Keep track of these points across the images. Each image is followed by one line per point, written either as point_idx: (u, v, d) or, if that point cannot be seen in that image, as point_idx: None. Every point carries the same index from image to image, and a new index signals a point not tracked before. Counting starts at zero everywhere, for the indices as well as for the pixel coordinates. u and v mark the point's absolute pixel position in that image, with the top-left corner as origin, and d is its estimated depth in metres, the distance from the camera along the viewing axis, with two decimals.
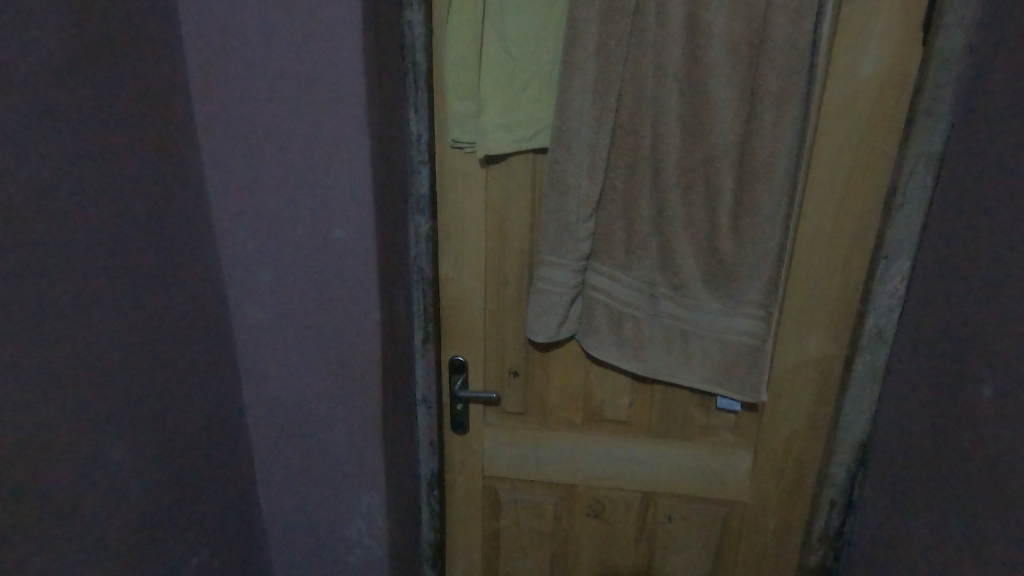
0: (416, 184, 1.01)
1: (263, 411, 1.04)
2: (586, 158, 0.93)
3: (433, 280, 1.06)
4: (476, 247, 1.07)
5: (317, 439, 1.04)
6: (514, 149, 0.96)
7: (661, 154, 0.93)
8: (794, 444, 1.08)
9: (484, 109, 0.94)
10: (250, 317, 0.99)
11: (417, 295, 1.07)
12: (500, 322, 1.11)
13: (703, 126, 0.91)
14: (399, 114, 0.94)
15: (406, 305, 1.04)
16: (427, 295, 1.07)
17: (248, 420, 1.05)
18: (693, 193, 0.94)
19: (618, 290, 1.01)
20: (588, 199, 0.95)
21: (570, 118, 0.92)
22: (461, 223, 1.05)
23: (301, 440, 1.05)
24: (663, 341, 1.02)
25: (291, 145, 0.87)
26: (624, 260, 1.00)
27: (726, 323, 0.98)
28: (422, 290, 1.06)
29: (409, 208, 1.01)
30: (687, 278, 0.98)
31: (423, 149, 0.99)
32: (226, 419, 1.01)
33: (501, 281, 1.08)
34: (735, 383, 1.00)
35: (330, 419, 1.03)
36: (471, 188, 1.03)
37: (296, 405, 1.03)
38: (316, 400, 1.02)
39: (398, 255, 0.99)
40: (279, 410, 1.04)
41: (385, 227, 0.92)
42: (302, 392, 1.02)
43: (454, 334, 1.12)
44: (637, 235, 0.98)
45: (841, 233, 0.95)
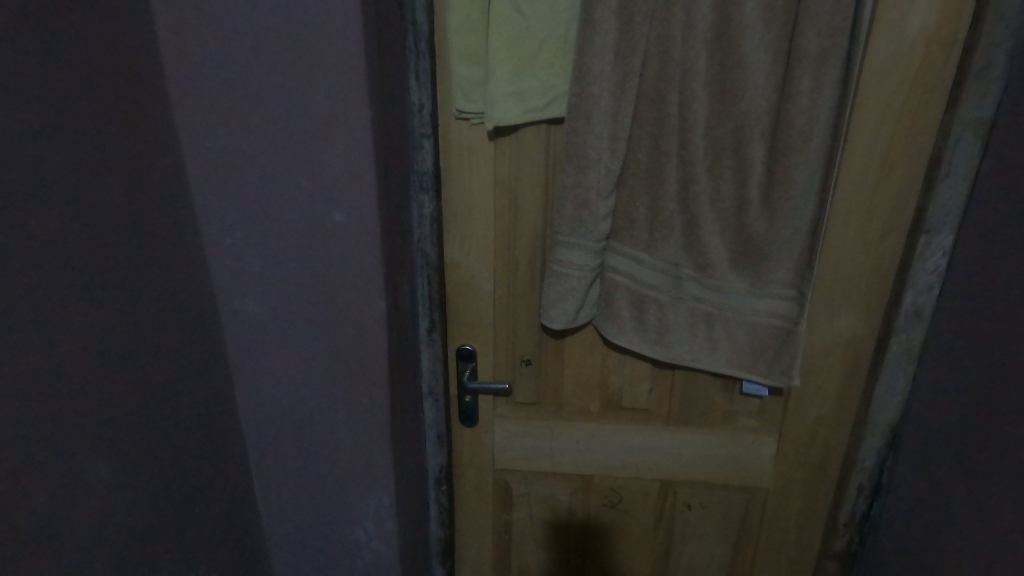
0: (420, 160, 0.92)
1: (258, 412, 0.96)
2: (608, 129, 0.85)
3: (440, 264, 0.99)
4: (485, 228, 0.99)
5: (319, 438, 0.97)
6: (525, 120, 0.88)
7: (688, 123, 0.86)
8: (820, 428, 1.03)
9: (494, 75, 0.85)
10: (240, 312, 0.89)
11: (422, 281, 0.99)
12: (511, 308, 1.03)
13: (736, 92, 0.83)
14: (398, 79, 0.84)
15: (411, 293, 0.96)
16: (433, 280, 0.99)
17: (242, 422, 0.97)
18: (722, 165, 0.87)
19: (640, 273, 0.94)
20: (609, 174, 0.88)
21: (590, 83, 0.83)
22: (468, 202, 0.97)
23: (301, 441, 0.98)
24: (687, 325, 0.96)
25: (282, 117, 0.77)
26: (646, 240, 0.93)
27: (754, 304, 0.93)
28: (428, 275, 0.99)
29: (411, 186, 0.92)
30: (713, 258, 0.91)
31: (427, 121, 0.90)
32: (219, 421, 0.93)
33: (512, 264, 1.00)
34: (762, 366, 0.96)
35: (332, 418, 0.95)
36: (478, 164, 0.95)
37: (294, 405, 0.95)
38: (316, 398, 0.94)
39: (401, 238, 0.90)
40: (275, 411, 0.96)
41: (389, 208, 0.84)
42: (300, 390, 0.94)
43: (461, 322, 1.05)
44: (660, 212, 0.90)
45: (878, 207, 0.88)
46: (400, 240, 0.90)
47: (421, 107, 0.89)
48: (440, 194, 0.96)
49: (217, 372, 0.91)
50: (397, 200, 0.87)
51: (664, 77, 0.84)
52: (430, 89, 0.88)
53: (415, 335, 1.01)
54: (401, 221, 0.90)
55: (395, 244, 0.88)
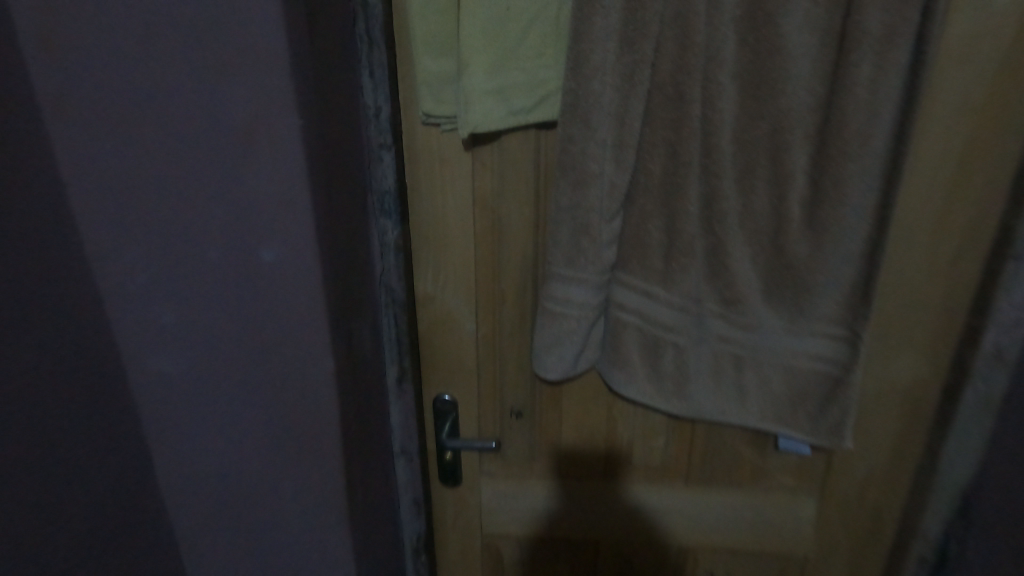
0: (379, 178, 0.74)
1: (183, 496, 0.76)
2: (612, 134, 0.67)
3: (408, 300, 0.81)
4: (463, 256, 0.81)
5: (260, 524, 0.77)
6: (508, 125, 0.71)
7: (713, 126, 0.68)
8: (871, 488, 0.86)
9: (468, 68, 0.67)
10: (153, 372, 0.69)
11: (388, 321, 0.81)
12: (497, 351, 0.86)
13: (773, 86, 0.66)
14: (344, 76, 0.64)
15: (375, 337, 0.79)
16: (402, 321, 0.82)
17: (163, 509, 0.77)
18: (755, 178, 0.71)
19: (654, 311, 0.76)
20: (615, 191, 0.69)
21: (589, 77, 0.65)
22: (442, 226, 0.79)
23: (238, 529, 0.78)
24: (711, 370, 0.79)
25: (186, 128, 0.57)
26: (662, 271, 0.74)
27: (793, 344, 0.77)
28: (395, 314, 0.81)
29: (369, 210, 0.74)
30: (742, 291, 0.75)
31: (385, 128, 0.72)
32: (132, 512, 0.73)
33: (498, 298, 0.83)
34: (802, 420, 0.80)
35: (275, 500, 0.75)
36: (453, 179, 0.77)
37: (224, 488, 0.75)
38: (253, 479, 0.74)
39: (359, 276, 0.72)
40: (203, 497, 0.76)
41: (336, 241, 0.65)
42: (230, 470, 0.74)
43: (438, 368, 0.88)
44: (680, 237, 0.72)
45: (950, 226, 0.71)
46: (356, 279, 0.71)
47: (378, 110, 0.71)
48: (405, 217, 0.78)
49: (132, 453, 0.72)
50: (350, 230, 0.68)
51: (684, 67, 0.66)
52: (388, 89, 0.70)
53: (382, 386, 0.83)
54: (359, 254, 0.71)
55: (348, 286, 0.69)
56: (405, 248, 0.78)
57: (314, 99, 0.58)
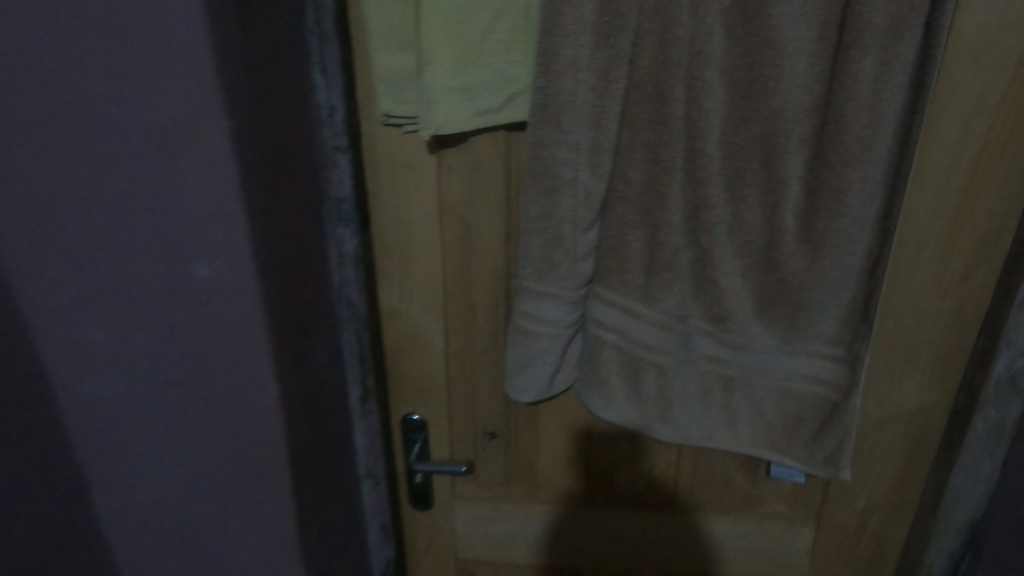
0: (334, 184, 0.67)
1: (122, 532, 0.69)
2: (586, 138, 0.61)
3: (371, 314, 0.75)
4: (430, 267, 0.75)
5: (207, 560, 0.71)
6: (476, 126, 0.64)
7: (698, 128, 0.62)
8: (872, 517, 0.80)
9: (430, 64, 0.61)
10: (80, 399, 0.62)
11: (349, 339, 0.74)
12: (469, 367, 0.80)
13: (765, 85, 0.60)
14: (291, 72, 0.58)
15: (333, 358, 0.73)
16: (364, 338, 0.75)
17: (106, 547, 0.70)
18: (745, 186, 0.64)
19: (636, 330, 0.69)
20: (590, 200, 0.63)
21: (561, 74, 0.59)
22: (407, 235, 0.74)
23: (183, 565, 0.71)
24: (699, 393, 0.74)
25: (107, 131, 0.51)
26: (642, 287, 0.68)
27: (787, 365, 0.71)
28: (357, 332, 0.74)
29: (323, 219, 0.67)
30: (733, 308, 0.69)
31: (339, 131, 0.65)
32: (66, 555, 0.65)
33: (468, 312, 0.77)
34: (797, 447, 0.74)
35: (222, 534, 0.69)
36: (418, 185, 0.71)
37: (166, 522, 0.68)
38: (196, 512, 0.68)
39: (313, 291, 0.66)
40: (144, 532, 0.69)
41: (280, 254, 0.59)
42: (172, 503, 0.67)
43: (407, 386, 0.82)
44: (660, 250, 0.66)
45: (960, 238, 0.65)
46: (309, 294, 0.66)
47: (330, 110, 0.64)
48: (365, 227, 0.72)
49: (68, 489, 0.65)
50: (300, 241, 0.62)
51: (666, 63, 0.60)
52: (342, 88, 0.64)
53: (343, 408, 0.77)
54: (310, 268, 0.65)
55: (298, 302, 0.63)
56: (368, 259, 0.73)
57: (251, 95, 0.51)
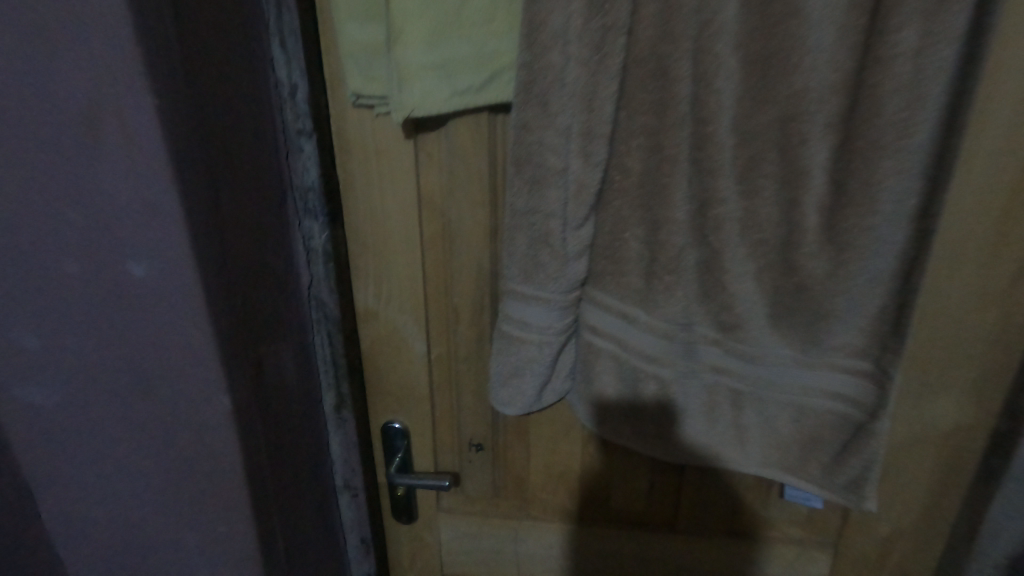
0: (300, 172, 0.62)
1: (72, 552, 0.63)
2: (578, 121, 0.53)
3: (346, 315, 0.70)
4: (409, 265, 0.68)
5: None
6: (453, 108, 0.57)
7: (708, 110, 0.53)
8: (896, 548, 0.72)
9: (402, 37, 0.53)
10: (20, 410, 0.55)
11: (320, 340, 0.70)
12: (452, 374, 0.74)
13: (784, 61, 0.52)
14: (240, 47, 0.53)
15: (303, 360, 0.68)
16: (337, 340, 0.70)
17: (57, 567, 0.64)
18: (758, 178, 0.57)
19: (633, 339, 0.61)
20: (582, 193, 0.55)
21: (547, 48, 0.51)
22: (383, 229, 0.67)
23: None
24: (704, 409, 0.66)
25: (16, 106, 0.43)
26: (640, 291, 0.59)
27: (803, 379, 0.63)
28: (330, 332, 0.69)
29: (289, 210, 0.63)
30: (743, 315, 0.61)
31: (303, 113, 0.60)
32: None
33: (450, 315, 0.70)
34: (814, 470, 0.66)
35: (177, 556, 0.63)
36: (393, 175, 0.64)
37: (116, 543, 0.62)
38: (149, 532, 0.62)
39: (276, 289, 0.62)
40: (93, 553, 0.63)
41: (228, 250, 0.53)
42: (125, 523, 0.61)
43: (387, 393, 0.76)
44: (663, 250, 0.57)
45: (1010, 241, 0.57)
46: (271, 291, 0.61)
47: (293, 89, 0.59)
48: (336, 219, 0.66)
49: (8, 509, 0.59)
50: (257, 235, 0.57)
51: (670, 34, 0.52)
52: (305, 64, 0.58)
53: (316, 413, 0.72)
54: (271, 263, 0.60)
55: (254, 302, 0.58)
56: (342, 255, 0.67)
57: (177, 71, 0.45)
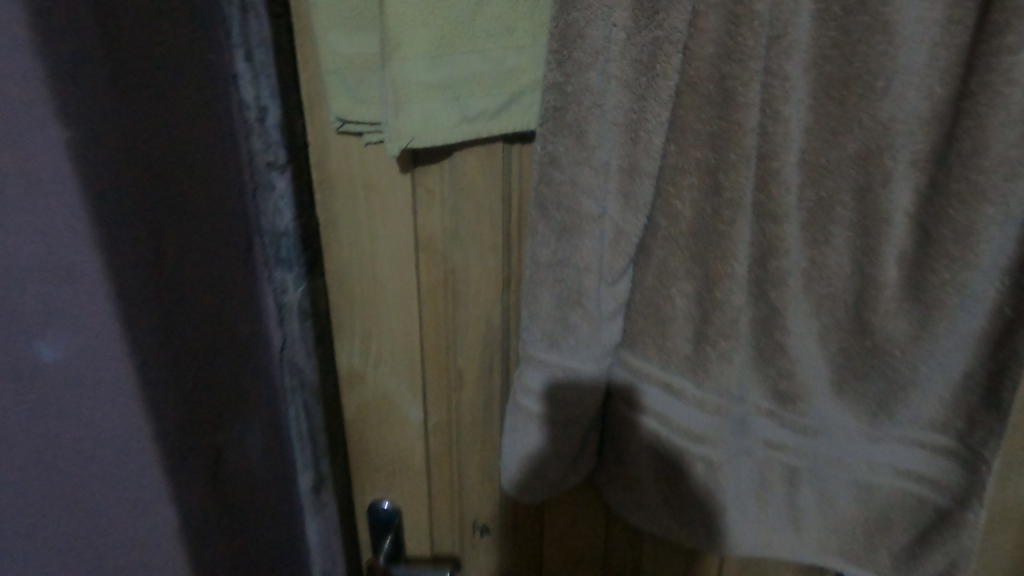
0: (271, 215, 0.51)
1: None
2: (618, 156, 0.43)
3: (330, 374, 0.60)
4: (404, 320, 0.57)
5: None
6: (463, 137, 0.47)
7: (775, 144, 0.44)
8: None
9: (399, 47, 0.43)
10: None
11: (295, 409, 0.58)
12: (453, 446, 0.62)
13: (868, 86, 0.43)
14: (195, 60, 0.42)
15: (275, 442, 0.55)
16: (316, 408, 0.60)
17: None
18: (829, 223, 0.48)
19: (676, 414, 0.51)
20: (620, 240, 0.45)
21: (585, 65, 0.41)
22: (373, 278, 0.56)
23: None
24: (755, 490, 0.56)
25: None
26: (688, 359, 0.49)
27: (871, 455, 0.54)
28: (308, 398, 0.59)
29: (259, 260, 0.51)
30: (805, 382, 0.52)
31: (275, 142, 0.50)
32: None
33: (453, 378, 0.59)
34: (879, 557, 0.57)
35: None
36: (385, 214, 0.53)
37: None
38: None
39: (242, 358, 0.50)
40: None
41: (173, 321, 0.41)
42: None
43: (375, 468, 0.64)
44: (718, 311, 0.47)
45: None
46: (234, 364, 0.49)
47: (261, 113, 0.48)
48: (314, 267, 0.56)
49: None
50: (216, 295, 0.46)
51: (739, 49, 0.40)
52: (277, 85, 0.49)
53: (293, 503, 0.59)
54: (236, 327, 0.49)
55: (211, 381, 0.46)
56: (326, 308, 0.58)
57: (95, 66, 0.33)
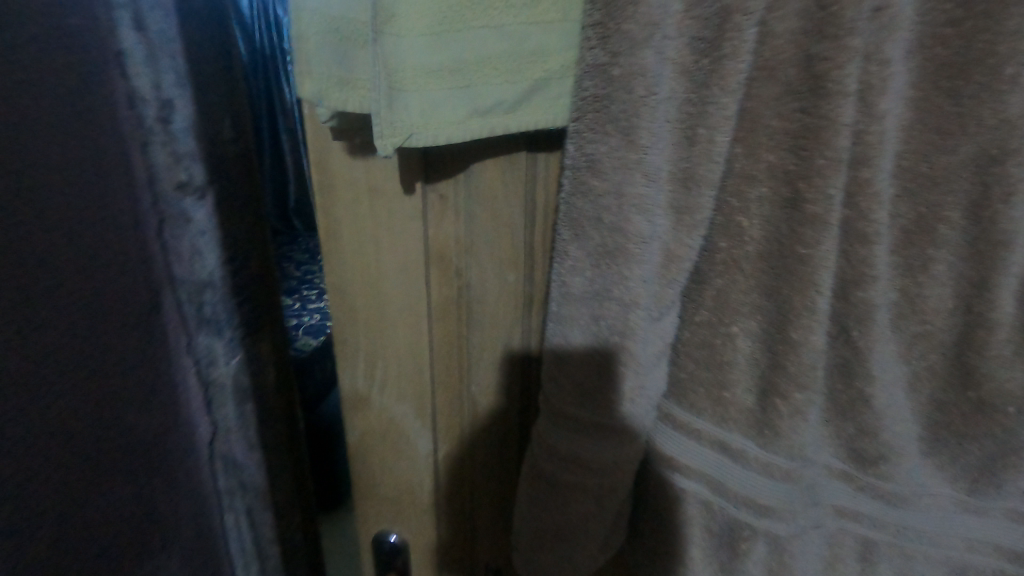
0: (188, 260, 0.43)
1: None
2: (671, 159, 0.34)
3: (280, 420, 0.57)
4: (412, 343, 0.48)
5: None
6: (475, 133, 0.37)
7: (868, 146, 0.35)
8: None
9: (393, 17, 0.33)
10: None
11: (221, 478, 0.50)
12: (467, 479, 0.55)
13: (992, 72, 0.34)
14: (111, 120, 0.37)
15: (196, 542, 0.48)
16: (263, 515, 0.56)
17: None
18: (929, 245, 0.38)
19: (733, 479, 0.41)
20: (671, 267, 0.36)
21: (638, 42, 0.31)
22: (377, 297, 0.47)
23: None
24: (822, 563, 0.46)
25: None
26: (753, 415, 0.39)
27: (966, 529, 0.44)
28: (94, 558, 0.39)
29: (174, 320, 0.43)
30: (893, 442, 0.42)
31: (187, 154, 0.41)
32: None
33: (464, 409, 0.52)
34: None
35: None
36: (389, 222, 0.44)
37: None
38: None
39: (159, 463, 0.43)
40: None
41: (40, 412, 0.33)
42: None
43: (380, 502, 0.55)
44: (794, 356, 0.37)
45: None
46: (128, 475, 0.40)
47: (163, 109, 0.40)
48: (250, 332, 0.50)
49: None
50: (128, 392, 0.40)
51: (834, 22, 0.31)
52: (188, 74, 0.41)
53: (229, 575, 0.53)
54: (154, 418, 0.42)
55: (93, 501, 0.38)
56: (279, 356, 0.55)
57: None
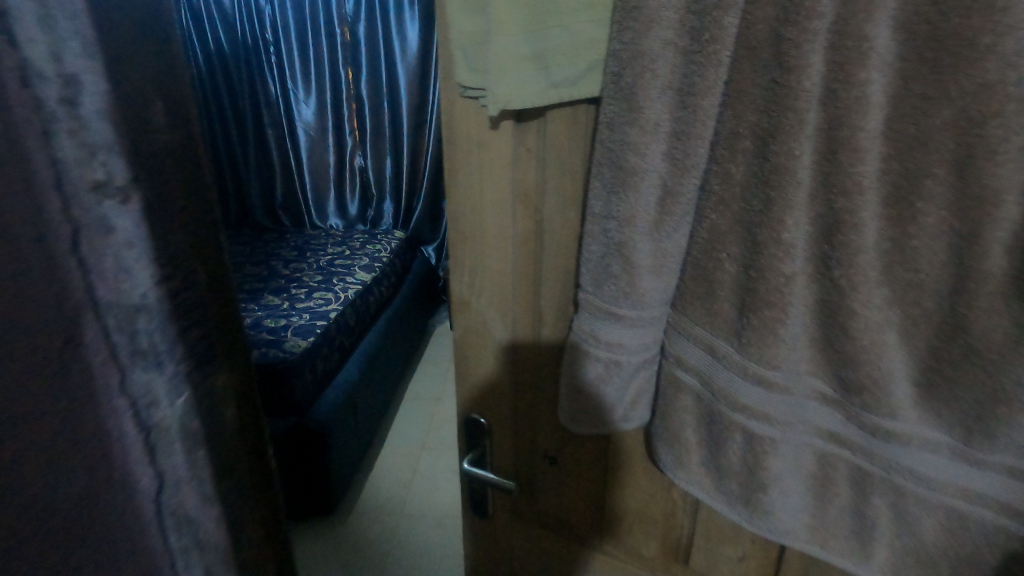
0: (109, 275, 0.24)
1: None
2: (667, 118, 0.47)
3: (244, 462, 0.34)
4: (500, 265, 0.67)
5: None
6: (549, 100, 0.55)
7: (847, 109, 0.42)
8: None
9: (498, 24, 0.51)
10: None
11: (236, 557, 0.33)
12: (533, 376, 0.72)
13: (969, 43, 0.38)
14: None
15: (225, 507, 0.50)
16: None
17: None
18: (917, 199, 0.43)
19: (721, 378, 0.52)
20: (667, 199, 0.49)
21: (642, 34, 0.46)
22: (479, 222, 0.67)
23: None
24: (810, 475, 0.54)
25: None
26: (733, 324, 0.50)
27: (957, 477, 0.47)
28: None
29: (105, 389, 0.25)
30: (877, 378, 0.47)
31: (106, 144, 0.23)
32: None
33: (536, 317, 0.68)
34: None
35: None
36: (493, 166, 0.63)
37: None
38: None
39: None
40: None
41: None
42: None
43: (473, 384, 0.77)
44: (765, 278, 0.46)
45: None
46: (81, 504, 0.24)
47: (71, 89, 0.22)
48: (208, 383, 0.30)
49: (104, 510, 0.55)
50: (95, 465, 0.25)
51: (797, 11, 0.40)
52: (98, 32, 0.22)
53: None
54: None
55: None
56: (248, 427, 0.34)
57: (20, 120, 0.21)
